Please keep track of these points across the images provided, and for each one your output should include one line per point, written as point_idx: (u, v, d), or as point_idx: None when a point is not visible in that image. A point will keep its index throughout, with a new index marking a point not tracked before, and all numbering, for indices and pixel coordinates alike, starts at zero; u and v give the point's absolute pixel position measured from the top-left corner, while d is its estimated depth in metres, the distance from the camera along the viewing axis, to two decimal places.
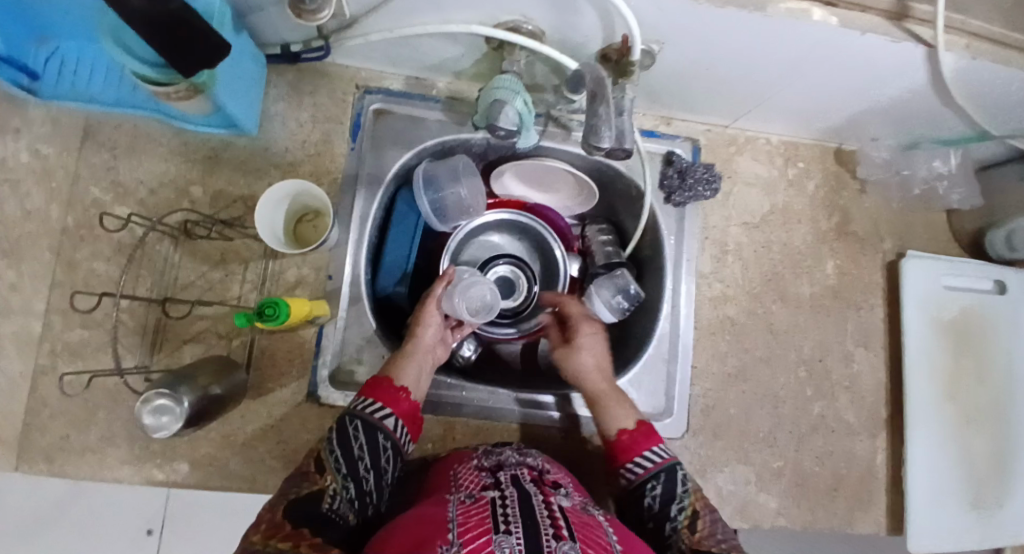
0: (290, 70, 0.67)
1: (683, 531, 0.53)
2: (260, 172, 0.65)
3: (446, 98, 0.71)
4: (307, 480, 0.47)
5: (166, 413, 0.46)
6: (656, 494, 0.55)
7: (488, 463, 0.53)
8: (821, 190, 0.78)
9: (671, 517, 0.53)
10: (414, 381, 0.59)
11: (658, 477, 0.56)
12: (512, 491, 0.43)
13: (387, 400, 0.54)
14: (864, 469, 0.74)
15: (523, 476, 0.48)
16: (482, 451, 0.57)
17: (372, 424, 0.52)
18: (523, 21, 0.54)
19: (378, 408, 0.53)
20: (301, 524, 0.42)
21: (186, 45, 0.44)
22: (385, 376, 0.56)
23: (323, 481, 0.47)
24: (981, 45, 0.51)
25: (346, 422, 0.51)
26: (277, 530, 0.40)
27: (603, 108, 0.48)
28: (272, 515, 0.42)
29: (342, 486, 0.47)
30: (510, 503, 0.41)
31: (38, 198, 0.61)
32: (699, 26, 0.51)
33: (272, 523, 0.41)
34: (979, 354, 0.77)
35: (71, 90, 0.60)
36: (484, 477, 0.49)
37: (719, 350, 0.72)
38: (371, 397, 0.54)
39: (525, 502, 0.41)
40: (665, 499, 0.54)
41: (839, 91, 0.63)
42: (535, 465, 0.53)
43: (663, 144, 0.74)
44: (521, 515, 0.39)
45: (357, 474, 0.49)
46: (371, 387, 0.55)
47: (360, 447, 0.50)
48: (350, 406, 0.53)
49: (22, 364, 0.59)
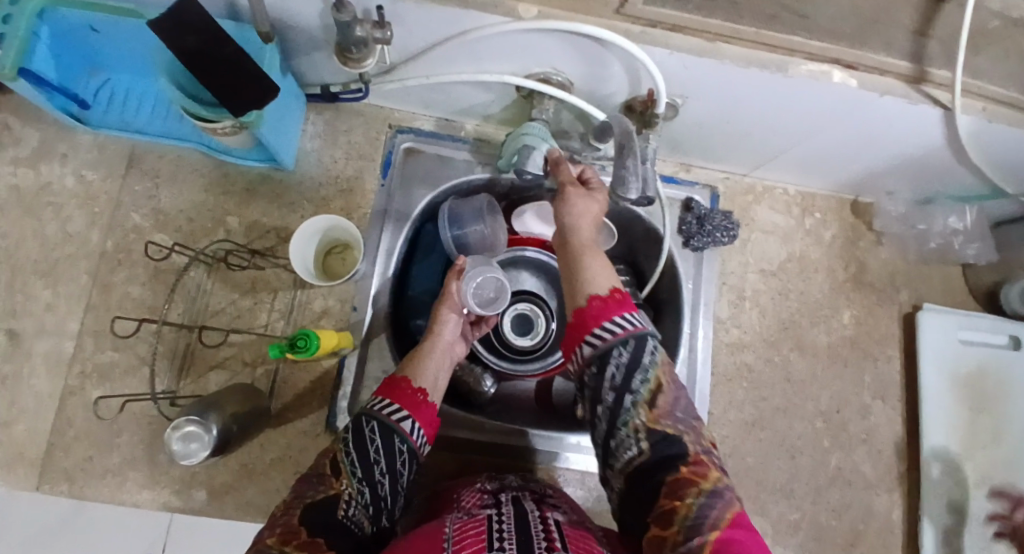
0: (328, 109, 0.70)
1: (643, 407, 0.44)
2: (293, 206, 0.67)
3: (474, 140, 0.73)
4: (323, 483, 0.46)
5: (195, 440, 0.47)
6: (623, 361, 0.44)
7: (491, 486, 0.54)
8: (838, 241, 0.79)
9: (633, 390, 0.44)
10: (432, 382, 0.58)
11: (627, 343, 0.45)
12: (509, 509, 0.43)
13: (408, 405, 0.53)
14: (883, 525, 0.72)
15: (524, 496, 0.49)
16: (487, 475, 0.58)
17: (389, 427, 0.51)
18: (554, 73, 0.57)
19: (394, 409, 0.52)
20: (317, 532, 0.41)
21: (241, 88, 0.48)
22: (404, 377, 0.56)
23: (339, 485, 0.46)
24: (996, 109, 0.54)
25: (362, 422, 0.51)
26: (292, 536, 0.41)
27: (630, 160, 0.49)
28: (289, 520, 0.42)
29: (356, 492, 0.47)
30: (505, 520, 0.41)
31: (80, 222, 0.64)
32: (725, 83, 0.54)
33: (288, 528, 0.41)
34: (998, 410, 0.76)
35: (121, 122, 0.64)
36: (485, 498, 0.49)
37: (735, 397, 0.72)
38: (389, 399, 0.53)
39: (522, 519, 0.41)
40: (631, 368, 0.44)
41: (857, 146, 0.65)
42: (538, 489, 0.54)
43: (682, 190, 0.76)
44: (518, 532, 0.38)
45: (372, 479, 0.48)
46: (389, 387, 0.54)
47: (377, 451, 0.49)
48: (365, 404, 0.52)
49: (51, 384, 0.60)
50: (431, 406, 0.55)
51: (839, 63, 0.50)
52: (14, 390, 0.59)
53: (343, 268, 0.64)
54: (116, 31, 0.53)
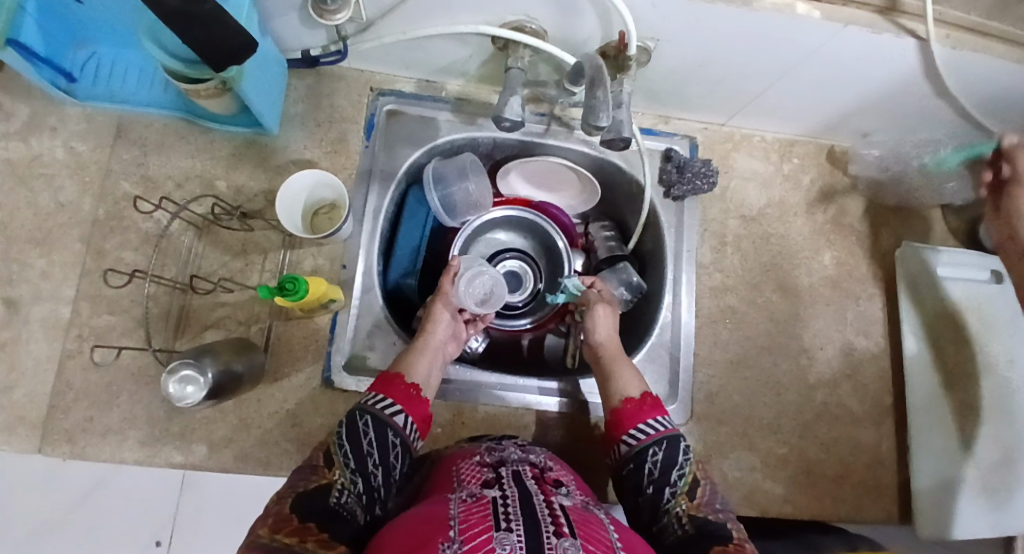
0: (310, 74, 0.72)
1: (682, 498, 0.51)
2: (280, 168, 0.68)
3: (454, 99, 0.75)
4: (316, 474, 0.47)
5: (191, 383, 0.48)
6: (658, 458, 0.54)
7: (490, 459, 0.54)
8: (816, 185, 0.81)
9: (671, 483, 0.52)
10: (425, 377, 0.61)
11: (659, 443, 0.55)
12: (513, 492, 0.44)
13: (400, 399, 0.56)
14: (869, 457, 0.74)
15: (524, 474, 0.50)
16: (486, 447, 0.57)
17: (381, 420, 0.53)
18: (527, 20, 0.58)
19: (388, 404, 0.54)
20: (309, 519, 0.42)
21: (222, 44, 0.49)
22: (397, 372, 0.58)
23: (331, 474, 0.47)
24: (960, 35, 0.55)
25: (355, 417, 0.52)
26: (284, 524, 0.40)
27: (602, 91, 0.50)
28: (279, 509, 0.42)
29: (350, 481, 0.47)
30: (510, 502, 0.42)
31: (71, 191, 0.65)
32: (693, 23, 0.55)
33: (279, 516, 0.41)
34: (981, 343, 0.77)
35: (108, 93, 0.66)
36: (485, 473, 0.50)
37: (721, 339, 0.74)
38: (382, 395, 0.55)
39: (526, 502, 0.42)
40: (666, 465, 0.53)
41: (829, 85, 0.66)
42: (537, 462, 0.55)
43: (662, 141, 0.78)
44: (523, 513, 0.39)
45: (364, 470, 0.49)
46: (383, 382, 0.57)
47: (370, 442, 0.51)
48: (360, 403, 0.55)
49: (51, 348, 0.61)
50: (423, 403, 0.58)
51: None
52: (13, 356, 0.61)
53: (325, 232, 0.64)
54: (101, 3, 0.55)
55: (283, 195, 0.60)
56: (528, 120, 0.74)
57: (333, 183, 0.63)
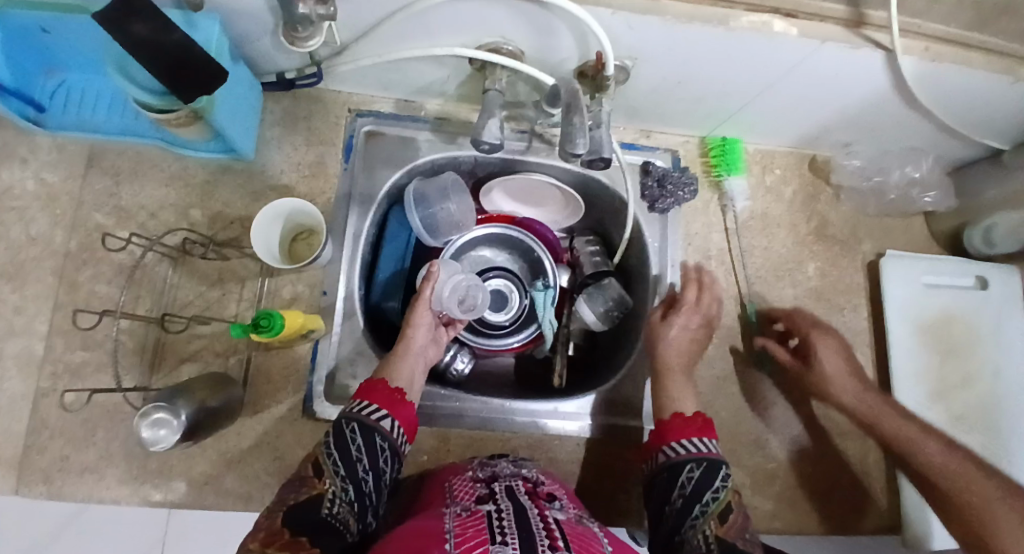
0: (286, 97, 0.71)
1: (712, 521, 0.50)
2: (257, 194, 0.67)
3: (434, 119, 0.74)
4: (307, 484, 0.47)
5: (164, 426, 0.47)
6: (694, 480, 0.53)
7: (483, 474, 0.54)
8: (799, 196, 0.81)
9: (704, 502, 0.51)
10: (408, 380, 0.60)
11: (699, 466, 0.54)
12: (507, 505, 0.44)
13: (385, 404, 0.54)
14: (858, 469, 0.74)
15: (518, 489, 0.49)
16: (476, 463, 0.58)
17: (368, 427, 0.51)
18: (503, 42, 0.58)
19: (373, 410, 0.53)
20: (301, 532, 0.42)
21: (190, 75, 0.48)
22: (379, 378, 0.56)
23: (322, 484, 0.47)
24: (938, 48, 0.55)
25: (342, 425, 0.51)
26: (276, 538, 0.41)
27: (578, 118, 0.50)
28: (271, 523, 0.43)
29: (341, 489, 0.47)
30: (505, 516, 0.42)
31: (42, 224, 0.64)
32: (670, 42, 0.55)
33: (271, 529, 0.42)
34: (964, 350, 0.78)
35: (77, 121, 0.64)
36: (478, 490, 0.50)
37: (707, 354, 0.74)
38: (367, 401, 0.54)
39: (521, 515, 0.42)
40: (700, 489, 0.52)
41: (810, 98, 0.66)
42: (530, 476, 0.55)
43: (642, 155, 0.77)
44: (517, 526, 0.40)
45: (355, 476, 0.49)
46: (366, 390, 0.55)
47: (358, 449, 0.50)
48: (345, 410, 0.53)
49: (23, 386, 0.60)
50: (409, 406, 0.56)
51: (777, 13, 0.52)
52: None
53: (305, 258, 0.64)
54: (66, 30, 0.53)
55: (263, 215, 0.58)
56: (509, 139, 0.73)
57: (313, 213, 0.62)
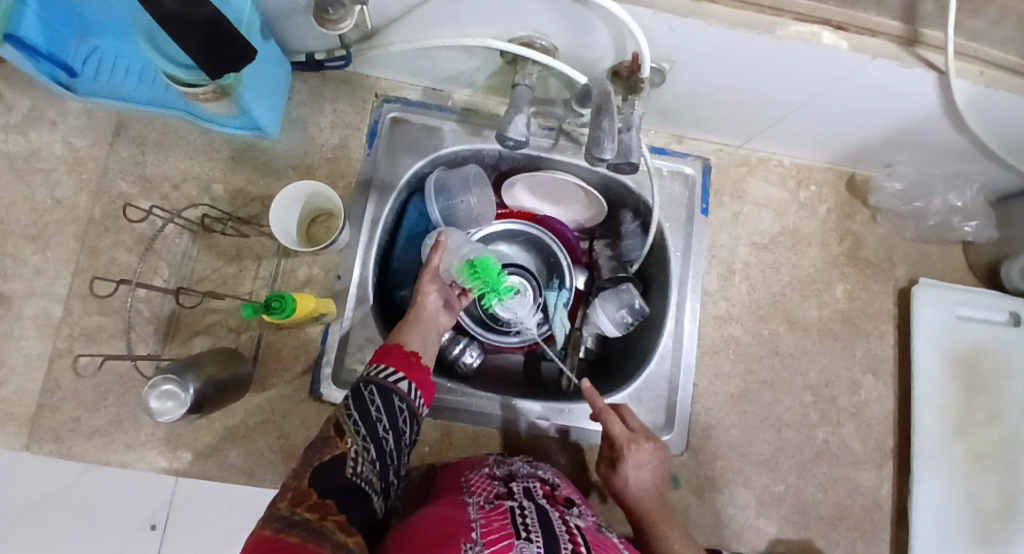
0: (313, 77, 0.70)
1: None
2: (278, 174, 0.67)
3: (461, 109, 0.73)
4: (329, 445, 0.45)
5: (171, 398, 0.47)
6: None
7: (500, 472, 0.55)
8: (833, 214, 0.78)
9: None
10: (421, 345, 0.58)
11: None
12: (529, 504, 0.46)
13: (402, 366, 0.54)
14: (869, 500, 0.72)
15: (536, 491, 0.51)
16: (493, 460, 0.59)
17: (387, 388, 0.51)
18: (537, 36, 0.56)
19: (391, 373, 0.52)
20: (329, 495, 0.40)
21: (216, 52, 0.47)
22: (393, 343, 0.56)
23: (345, 444, 0.45)
24: (995, 73, 0.51)
25: (359, 388, 0.51)
26: (304, 498, 0.39)
27: (607, 120, 0.49)
28: (297, 484, 0.41)
29: (362, 449, 0.46)
30: (528, 514, 0.44)
31: (68, 187, 0.65)
32: (711, 47, 0.52)
33: (298, 490, 0.40)
34: (993, 388, 0.74)
35: (106, 88, 0.64)
36: (497, 486, 0.51)
37: (721, 370, 0.72)
38: (383, 365, 0.53)
39: (542, 515, 0.44)
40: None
41: (854, 114, 0.63)
42: (546, 478, 0.56)
43: (673, 161, 0.75)
44: (540, 525, 0.42)
45: (375, 436, 0.48)
46: (383, 354, 0.54)
47: (378, 409, 0.49)
48: (363, 375, 0.53)
49: (40, 346, 0.61)
50: (424, 370, 0.56)
51: (828, 23, 0.49)
52: (4, 351, 0.61)
53: (322, 242, 0.63)
54: None
55: (281, 197, 0.58)
56: (536, 135, 0.72)
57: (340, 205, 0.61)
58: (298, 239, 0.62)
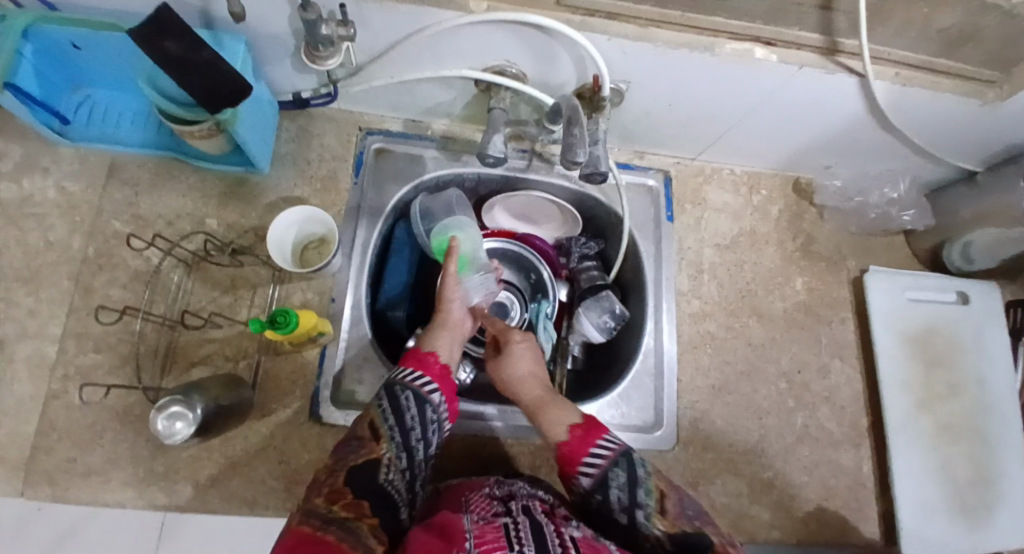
0: (300, 115, 0.75)
1: (656, 519, 0.48)
2: (270, 206, 0.70)
3: (440, 138, 0.78)
4: (364, 448, 0.48)
5: (179, 419, 0.48)
6: (621, 482, 0.50)
7: (500, 492, 0.55)
8: (784, 215, 0.85)
9: (642, 505, 0.49)
10: (448, 348, 0.62)
11: (618, 463, 0.51)
12: (525, 519, 0.47)
13: (435, 377, 0.57)
14: (853, 479, 0.76)
15: (534, 508, 0.51)
16: (494, 480, 0.58)
17: (421, 396, 0.54)
18: (508, 65, 0.62)
19: (424, 381, 0.56)
20: (362, 496, 0.44)
21: (214, 88, 0.51)
22: (428, 350, 0.60)
23: (379, 449, 0.49)
24: (909, 74, 0.60)
25: (396, 392, 0.54)
26: (339, 497, 0.43)
27: (578, 129, 0.55)
28: (332, 483, 0.44)
29: (395, 457, 0.50)
30: (522, 528, 0.44)
31: (61, 230, 0.66)
32: (662, 66, 0.60)
33: (333, 489, 0.43)
34: (948, 362, 0.81)
35: (101, 135, 0.67)
36: (495, 506, 0.51)
37: (702, 364, 0.76)
38: (418, 371, 0.57)
39: (537, 529, 0.44)
40: (631, 487, 0.50)
41: (792, 121, 0.71)
42: (545, 498, 0.56)
43: (637, 176, 0.82)
44: (534, 539, 0.42)
45: (408, 444, 0.51)
46: (415, 359, 0.58)
47: (412, 417, 0.52)
48: (397, 378, 0.56)
49: (34, 388, 0.60)
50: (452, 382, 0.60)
51: (759, 41, 0.57)
52: None
53: (313, 265, 0.66)
54: (96, 48, 0.57)
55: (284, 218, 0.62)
56: (511, 157, 0.78)
57: (337, 238, 0.65)
58: (289, 253, 0.65)
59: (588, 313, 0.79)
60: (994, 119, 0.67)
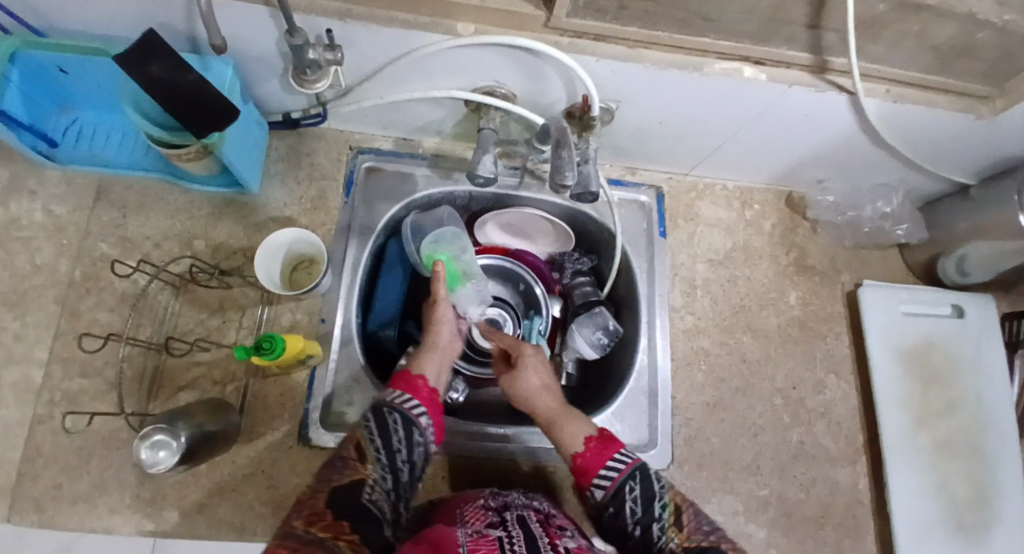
0: (290, 135, 0.75)
1: (671, 532, 0.48)
2: (259, 226, 0.70)
3: (431, 156, 0.78)
4: (349, 468, 0.48)
5: (163, 448, 0.48)
6: (636, 494, 0.50)
7: (495, 503, 0.54)
8: (778, 229, 0.85)
9: (657, 517, 0.49)
10: (434, 374, 0.63)
11: (634, 476, 0.52)
12: (519, 530, 0.46)
13: (424, 400, 0.58)
14: (850, 496, 0.75)
15: (529, 518, 0.50)
16: (489, 491, 0.57)
17: (409, 418, 0.55)
18: (497, 86, 0.62)
19: (413, 402, 0.56)
20: (344, 516, 0.42)
21: (200, 111, 0.50)
22: (417, 374, 0.60)
23: (364, 470, 0.48)
24: (901, 90, 0.60)
25: (385, 413, 0.54)
26: (319, 518, 0.41)
27: (567, 152, 0.56)
28: (314, 502, 0.43)
29: (380, 478, 0.49)
30: (516, 541, 0.43)
31: (48, 253, 0.66)
32: (651, 87, 0.60)
33: (313, 510, 0.42)
34: (944, 376, 0.80)
35: (89, 156, 0.67)
36: (490, 517, 0.50)
37: (696, 381, 0.75)
38: (407, 394, 0.57)
39: (532, 542, 0.43)
40: (647, 499, 0.50)
41: (783, 137, 0.71)
42: (542, 508, 0.55)
43: (629, 192, 0.82)
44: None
45: (394, 466, 0.51)
46: (404, 381, 0.59)
47: (399, 439, 0.52)
48: (386, 399, 0.56)
49: (19, 413, 0.60)
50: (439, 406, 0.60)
51: (748, 60, 0.57)
52: None
53: (303, 287, 0.66)
54: (82, 71, 0.56)
55: (286, 234, 0.62)
56: (502, 175, 0.77)
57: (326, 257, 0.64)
58: (278, 265, 0.65)
59: (584, 330, 0.79)
60: (985, 134, 0.67)
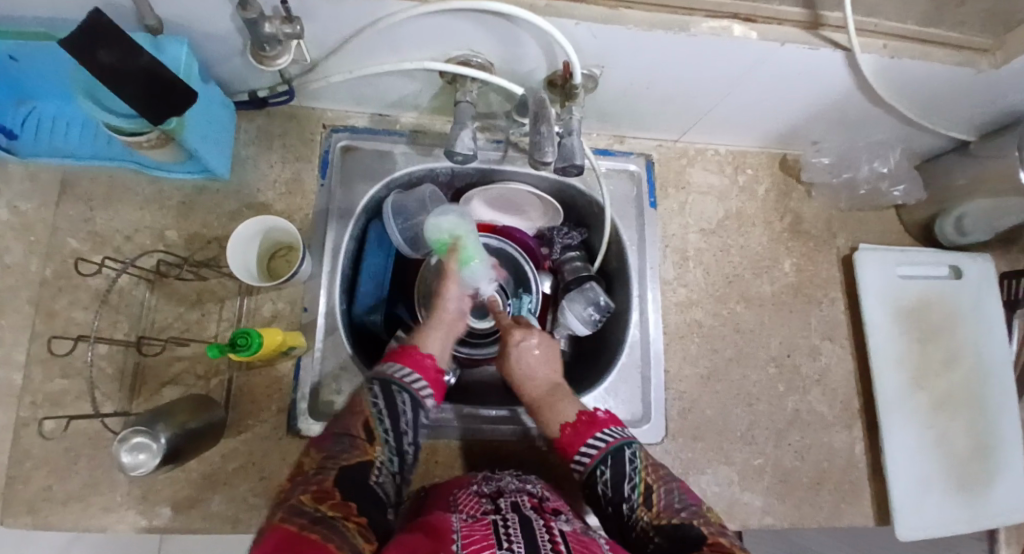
0: (259, 115, 0.71)
1: (640, 511, 0.51)
2: (234, 214, 0.67)
3: (410, 132, 0.75)
4: (357, 448, 0.48)
5: (143, 450, 0.47)
6: (607, 478, 0.53)
7: (488, 489, 0.54)
8: (772, 194, 0.83)
9: (626, 498, 0.52)
10: (439, 350, 0.62)
11: (606, 460, 0.54)
12: (513, 515, 0.45)
13: (428, 379, 0.58)
14: (846, 462, 0.75)
15: (523, 504, 0.49)
16: (482, 477, 0.57)
17: (417, 400, 0.55)
18: (472, 55, 0.59)
19: (417, 380, 0.57)
20: (350, 497, 0.42)
21: (161, 104, 0.48)
22: (426, 353, 0.60)
23: (373, 451, 0.49)
24: (897, 44, 0.56)
25: (394, 393, 0.54)
26: (326, 496, 0.41)
27: (545, 126, 0.54)
28: (321, 481, 0.43)
29: (387, 459, 0.50)
30: (511, 527, 0.43)
31: (17, 252, 0.63)
32: (634, 48, 0.56)
33: (322, 487, 0.42)
34: (942, 339, 0.79)
35: (50, 147, 0.64)
36: (483, 504, 0.50)
37: (689, 352, 0.75)
38: (414, 373, 0.57)
39: (526, 527, 0.43)
40: (617, 482, 0.52)
41: (775, 99, 0.68)
42: (535, 492, 0.55)
43: (618, 161, 0.79)
44: (523, 536, 0.41)
45: (400, 448, 0.52)
46: (411, 358, 0.58)
47: (406, 420, 0.53)
48: (389, 374, 0.56)
49: (3, 417, 0.59)
50: (439, 377, 0.60)
51: (736, 18, 0.53)
52: None
53: (284, 275, 0.64)
54: (33, 58, 0.53)
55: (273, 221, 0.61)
56: (484, 148, 0.74)
57: (301, 243, 0.62)
58: (262, 240, 0.63)
59: (572, 305, 0.77)
60: (986, 89, 0.64)
